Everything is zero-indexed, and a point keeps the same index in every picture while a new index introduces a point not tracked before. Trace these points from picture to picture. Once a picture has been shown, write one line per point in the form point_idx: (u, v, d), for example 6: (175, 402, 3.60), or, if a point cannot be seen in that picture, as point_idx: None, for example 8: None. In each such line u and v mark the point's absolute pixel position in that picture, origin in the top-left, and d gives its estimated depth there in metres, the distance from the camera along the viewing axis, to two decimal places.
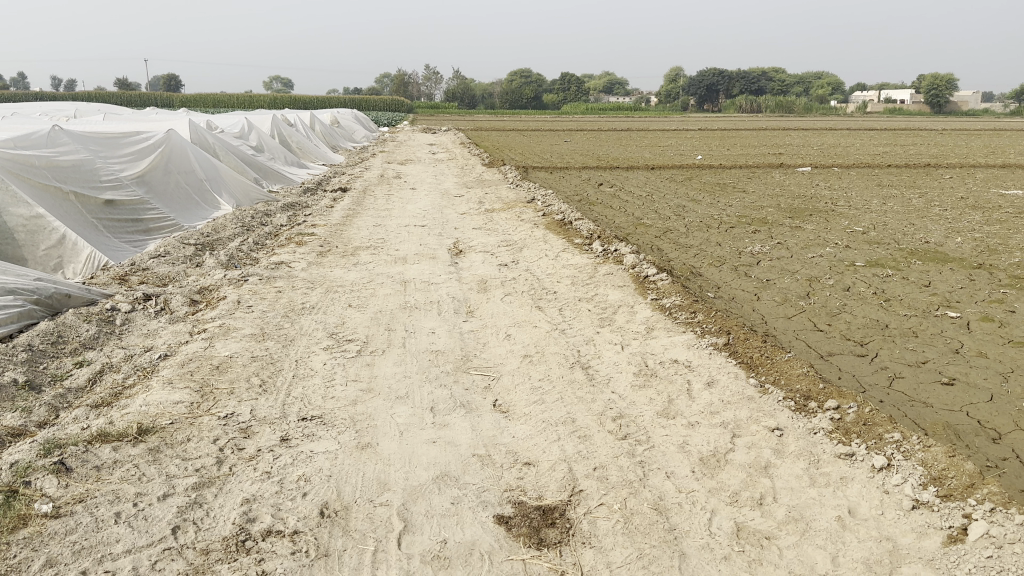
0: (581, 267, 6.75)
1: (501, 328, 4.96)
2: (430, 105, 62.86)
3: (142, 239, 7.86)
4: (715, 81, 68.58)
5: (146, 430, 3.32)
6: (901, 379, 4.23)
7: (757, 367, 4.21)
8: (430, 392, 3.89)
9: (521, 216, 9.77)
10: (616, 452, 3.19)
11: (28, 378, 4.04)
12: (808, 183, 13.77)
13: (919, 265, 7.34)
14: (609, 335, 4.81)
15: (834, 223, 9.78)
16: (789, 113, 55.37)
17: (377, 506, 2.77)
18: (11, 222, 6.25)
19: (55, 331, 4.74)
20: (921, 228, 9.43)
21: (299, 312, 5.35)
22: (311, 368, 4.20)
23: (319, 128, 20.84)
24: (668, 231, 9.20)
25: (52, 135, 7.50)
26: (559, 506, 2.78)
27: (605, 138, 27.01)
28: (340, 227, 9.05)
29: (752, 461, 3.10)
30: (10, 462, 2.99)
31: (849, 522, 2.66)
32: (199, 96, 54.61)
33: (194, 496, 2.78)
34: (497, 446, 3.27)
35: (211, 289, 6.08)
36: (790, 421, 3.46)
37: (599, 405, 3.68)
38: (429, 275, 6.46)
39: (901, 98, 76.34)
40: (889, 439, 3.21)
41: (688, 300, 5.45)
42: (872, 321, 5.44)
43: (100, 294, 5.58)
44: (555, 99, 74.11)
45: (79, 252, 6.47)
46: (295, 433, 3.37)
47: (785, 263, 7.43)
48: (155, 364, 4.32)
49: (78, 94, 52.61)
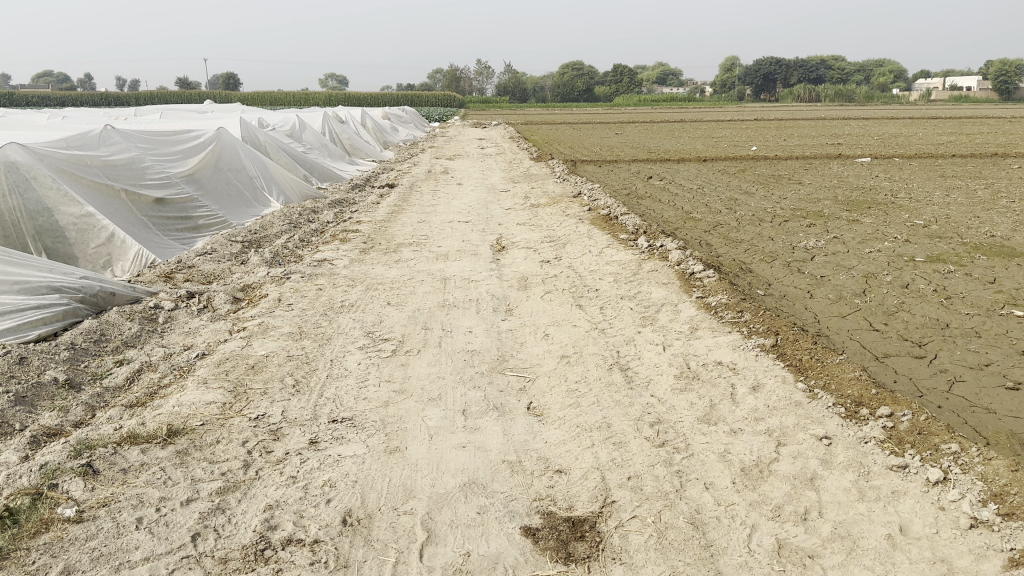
0: (625, 264, 6.57)
1: (539, 327, 4.85)
2: (483, 100, 62.80)
3: (191, 237, 7.95)
4: (771, 70, 66.91)
5: (176, 432, 3.30)
6: (961, 383, 3.99)
7: (806, 370, 4.01)
8: (463, 393, 3.80)
9: (566, 211, 9.64)
10: (652, 461, 3.05)
11: (68, 377, 4.07)
12: (866, 174, 13.31)
13: (984, 261, 6.99)
14: (651, 334, 4.67)
15: (893, 216, 9.40)
16: (847, 101, 53.92)
17: (401, 515, 2.69)
18: (62, 221, 6.36)
19: (98, 329, 4.79)
20: (986, 221, 8.99)
21: (338, 310, 5.32)
22: (345, 369, 4.14)
23: (370, 124, 20.96)
24: (718, 226, 8.96)
25: (102, 134, 7.63)
26: (589, 518, 2.67)
27: (658, 130, 26.61)
28: (385, 223, 9.04)
29: (797, 472, 2.92)
30: (40, 464, 3.00)
31: (899, 541, 2.48)
32: (256, 95, 55.79)
33: (217, 502, 2.74)
34: (528, 452, 3.16)
35: (253, 287, 6.10)
36: (839, 429, 3.27)
37: (636, 410, 3.54)
38: (470, 273, 6.37)
39: (967, 86, 73.71)
40: (946, 450, 3.01)
41: (735, 298, 5.25)
42: (932, 320, 5.16)
43: (145, 291, 5.64)
44: (607, 92, 73.56)
45: (127, 249, 6.52)
46: (325, 436, 3.32)
47: (841, 258, 7.14)
48: (191, 363, 4.32)
49: (139, 95, 54.02)
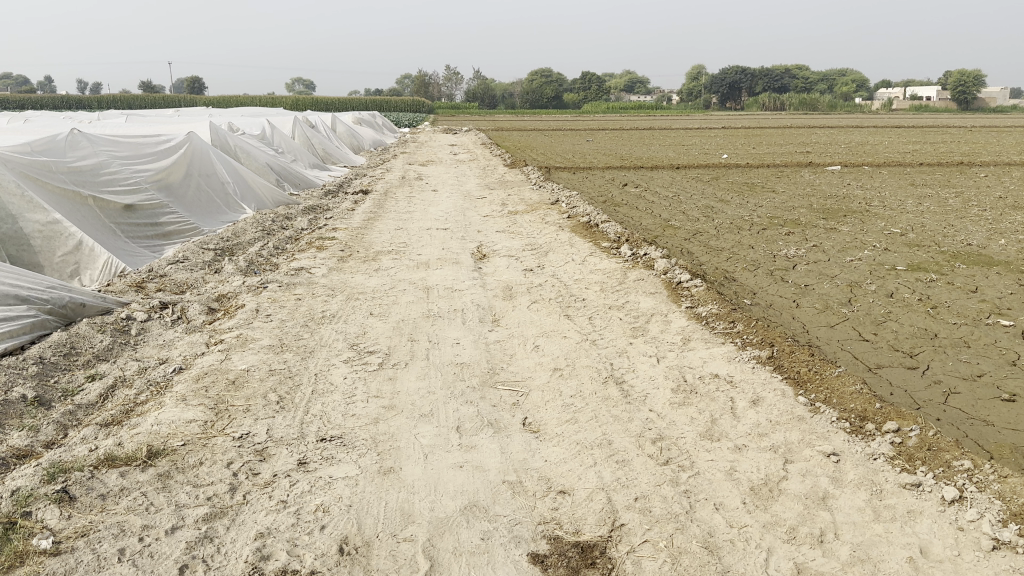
0: (609, 272, 6.49)
1: (529, 339, 4.73)
2: (452, 106, 62.56)
3: (161, 245, 7.72)
4: (737, 78, 67.56)
5: (156, 454, 3.13)
6: (956, 394, 3.96)
7: (805, 383, 3.94)
8: (456, 409, 3.67)
9: (545, 218, 9.55)
10: (658, 480, 2.95)
11: (37, 394, 3.86)
12: (839, 182, 13.40)
13: (964, 269, 7.02)
14: (643, 346, 4.57)
15: (869, 224, 9.44)
16: (812, 109, 54.73)
17: (401, 542, 2.55)
18: (27, 228, 6.10)
19: (68, 343, 4.57)
20: (961, 230, 9.06)
21: (319, 321, 5.15)
22: (330, 384, 3.98)
23: (342, 129, 20.71)
24: (698, 233, 8.93)
25: (68, 138, 7.39)
26: (599, 543, 2.56)
27: (629, 138, 26.64)
28: (362, 231, 8.87)
29: (809, 491, 2.84)
30: (11, 490, 2.82)
31: (922, 565, 2.41)
32: (222, 98, 55.01)
33: (204, 529, 2.60)
34: (529, 471, 3.04)
35: (229, 297, 5.89)
36: (846, 445, 3.20)
37: (636, 426, 3.44)
38: (452, 282, 6.24)
39: (928, 94, 75.34)
40: (959, 467, 2.95)
41: (726, 308, 5.19)
42: (920, 330, 5.13)
43: (116, 302, 5.41)
44: (575, 99, 74.10)
45: (96, 258, 6.29)
46: (313, 456, 3.16)
47: (824, 267, 7.14)
48: (168, 378, 4.13)
49: (101, 97, 53.03)
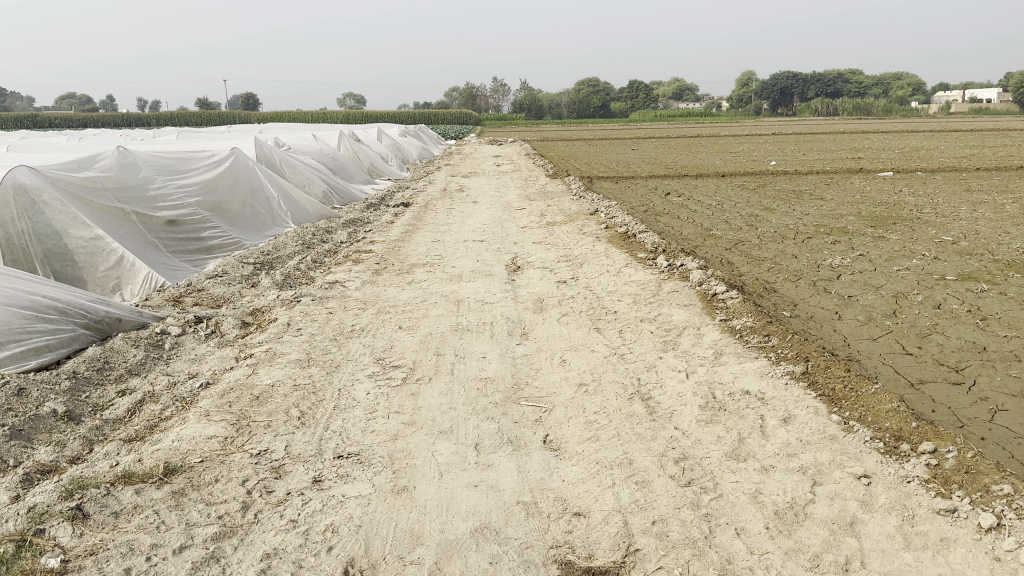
0: (644, 284, 6.38)
1: (556, 353, 4.65)
2: (498, 117, 62.73)
3: (203, 259, 7.84)
4: (788, 83, 66.42)
5: (173, 470, 3.14)
6: (1003, 411, 3.76)
7: (840, 401, 3.79)
8: (476, 426, 3.61)
9: (583, 228, 9.45)
10: (678, 502, 2.84)
11: (67, 409, 3.92)
12: (890, 189, 13.00)
13: (1018, 279, 6.71)
14: (673, 361, 4.45)
15: (920, 232, 9.12)
16: (867, 113, 53.56)
17: (407, 565, 2.50)
18: (70, 244, 6.24)
19: (102, 357, 4.64)
20: (1017, 237, 8.68)
21: (348, 335, 5.14)
22: (352, 399, 3.96)
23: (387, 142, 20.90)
24: (740, 243, 8.74)
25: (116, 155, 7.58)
26: (611, 570, 2.47)
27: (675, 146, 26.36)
28: (399, 243, 8.88)
29: (836, 516, 2.71)
30: (29, 506, 2.84)
31: None
32: (273, 113, 56.20)
33: (212, 549, 2.58)
34: (544, 492, 2.97)
35: (263, 311, 5.94)
36: (878, 467, 3.06)
37: (659, 445, 3.33)
38: (484, 294, 6.19)
39: (988, 96, 73.38)
40: (998, 492, 2.80)
41: (762, 321, 5.03)
42: (968, 343, 4.90)
43: (152, 316, 5.49)
44: (622, 107, 73.83)
45: (137, 272, 6.39)
46: (328, 473, 3.13)
47: (869, 276, 6.91)
48: (195, 394, 4.15)
49: (159, 115, 54.75)
